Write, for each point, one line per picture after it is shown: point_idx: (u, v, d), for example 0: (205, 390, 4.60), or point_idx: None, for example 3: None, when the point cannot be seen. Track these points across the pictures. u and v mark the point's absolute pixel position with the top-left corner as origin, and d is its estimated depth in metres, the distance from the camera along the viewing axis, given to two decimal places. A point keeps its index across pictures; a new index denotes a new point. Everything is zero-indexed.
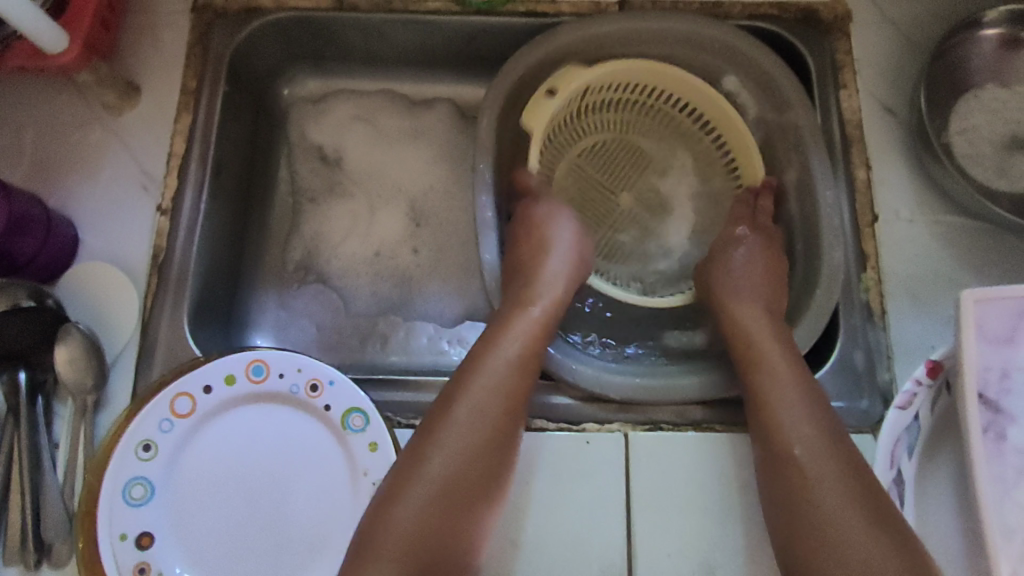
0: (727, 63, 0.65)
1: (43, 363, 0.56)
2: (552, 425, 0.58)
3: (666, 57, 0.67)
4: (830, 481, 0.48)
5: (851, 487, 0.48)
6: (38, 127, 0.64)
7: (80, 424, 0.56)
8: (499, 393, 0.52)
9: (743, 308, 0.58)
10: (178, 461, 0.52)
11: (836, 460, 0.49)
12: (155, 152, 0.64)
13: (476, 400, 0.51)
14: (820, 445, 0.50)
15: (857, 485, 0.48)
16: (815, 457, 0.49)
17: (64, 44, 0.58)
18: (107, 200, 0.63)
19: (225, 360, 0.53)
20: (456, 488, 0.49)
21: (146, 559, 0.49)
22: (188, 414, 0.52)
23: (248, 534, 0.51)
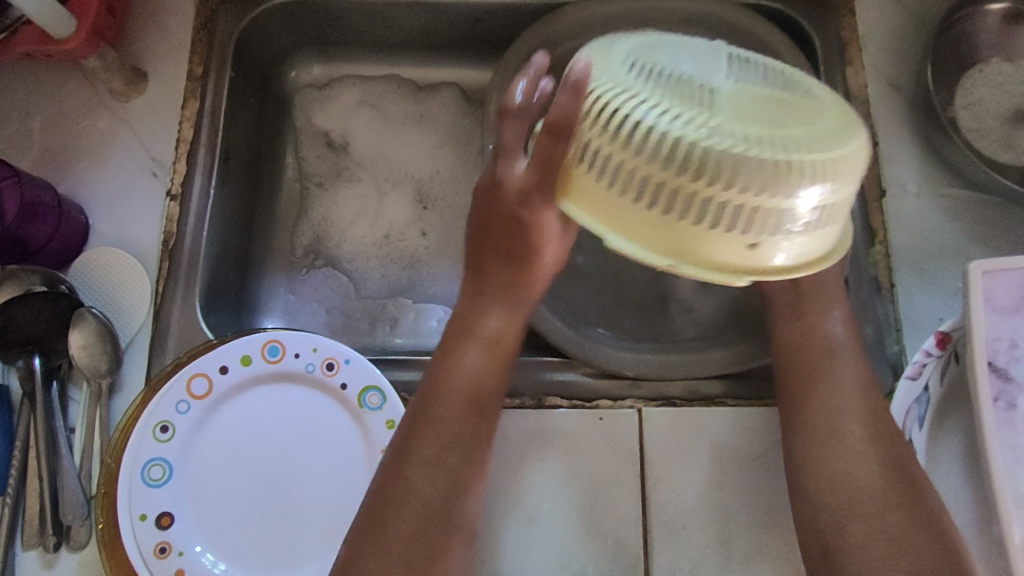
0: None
1: (58, 349, 0.56)
2: (564, 403, 0.58)
3: None
4: (854, 449, 0.48)
5: (873, 456, 0.47)
6: (45, 114, 0.64)
7: (96, 408, 0.56)
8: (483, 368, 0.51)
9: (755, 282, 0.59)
10: (196, 442, 0.52)
11: (864, 426, 0.49)
12: (164, 138, 0.64)
13: (459, 385, 0.50)
14: (847, 412, 0.50)
15: (888, 452, 0.47)
16: (841, 424, 0.50)
17: (71, 29, 0.58)
18: (116, 186, 0.63)
19: (241, 341, 0.53)
20: (451, 476, 0.48)
21: (167, 538, 0.49)
22: (205, 395, 0.52)
23: (268, 513, 0.51)
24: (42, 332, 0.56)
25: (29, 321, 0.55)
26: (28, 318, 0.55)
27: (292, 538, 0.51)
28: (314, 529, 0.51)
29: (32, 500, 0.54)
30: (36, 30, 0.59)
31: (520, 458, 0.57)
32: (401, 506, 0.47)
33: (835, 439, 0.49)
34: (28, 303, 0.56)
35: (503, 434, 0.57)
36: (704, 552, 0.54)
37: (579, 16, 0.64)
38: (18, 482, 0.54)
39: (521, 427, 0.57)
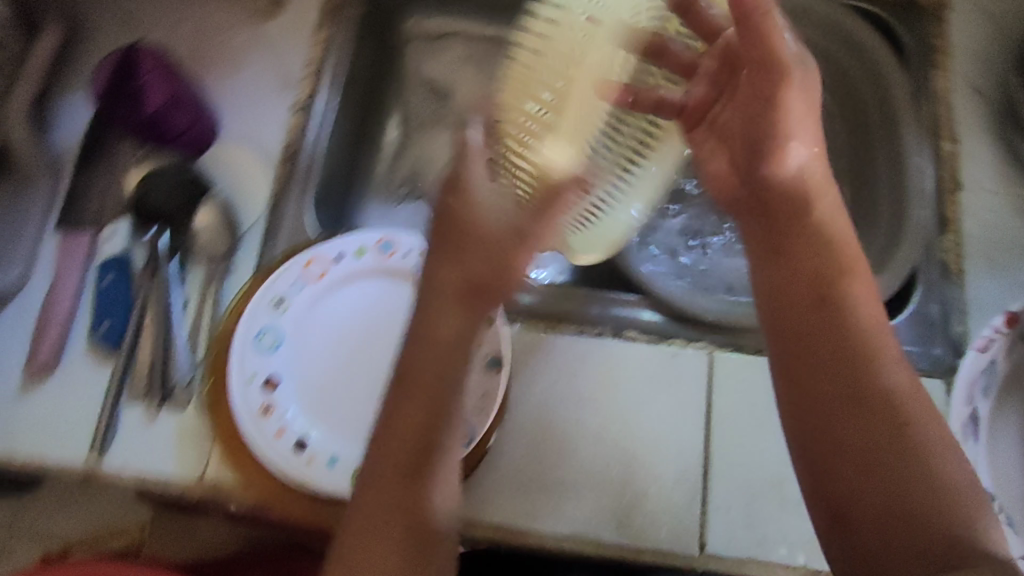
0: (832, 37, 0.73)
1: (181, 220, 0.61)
2: (633, 335, 0.62)
3: None
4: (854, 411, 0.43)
5: (856, 405, 0.43)
6: (189, 24, 0.70)
7: (211, 285, 0.61)
8: (421, 372, 0.42)
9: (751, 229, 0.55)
10: (305, 320, 0.56)
11: (845, 385, 0.44)
12: (294, 58, 0.69)
13: (414, 379, 0.42)
14: (834, 375, 0.44)
15: (875, 412, 0.42)
16: (832, 390, 0.44)
17: None
18: (246, 93, 0.68)
19: (357, 235, 0.58)
20: (411, 482, 0.41)
21: (271, 400, 0.53)
22: (318, 278, 0.57)
23: (366, 392, 0.55)
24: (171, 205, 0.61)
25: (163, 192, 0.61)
26: (161, 189, 0.61)
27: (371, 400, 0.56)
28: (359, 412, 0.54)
29: (145, 358, 0.59)
30: None
31: (591, 382, 0.60)
32: (368, 479, 0.41)
33: (840, 402, 0.43)
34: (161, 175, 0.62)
35: (557, 357, 0.61)
36: (758, 492, 0.57)
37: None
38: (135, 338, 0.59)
39: (598, 354, 0.61)
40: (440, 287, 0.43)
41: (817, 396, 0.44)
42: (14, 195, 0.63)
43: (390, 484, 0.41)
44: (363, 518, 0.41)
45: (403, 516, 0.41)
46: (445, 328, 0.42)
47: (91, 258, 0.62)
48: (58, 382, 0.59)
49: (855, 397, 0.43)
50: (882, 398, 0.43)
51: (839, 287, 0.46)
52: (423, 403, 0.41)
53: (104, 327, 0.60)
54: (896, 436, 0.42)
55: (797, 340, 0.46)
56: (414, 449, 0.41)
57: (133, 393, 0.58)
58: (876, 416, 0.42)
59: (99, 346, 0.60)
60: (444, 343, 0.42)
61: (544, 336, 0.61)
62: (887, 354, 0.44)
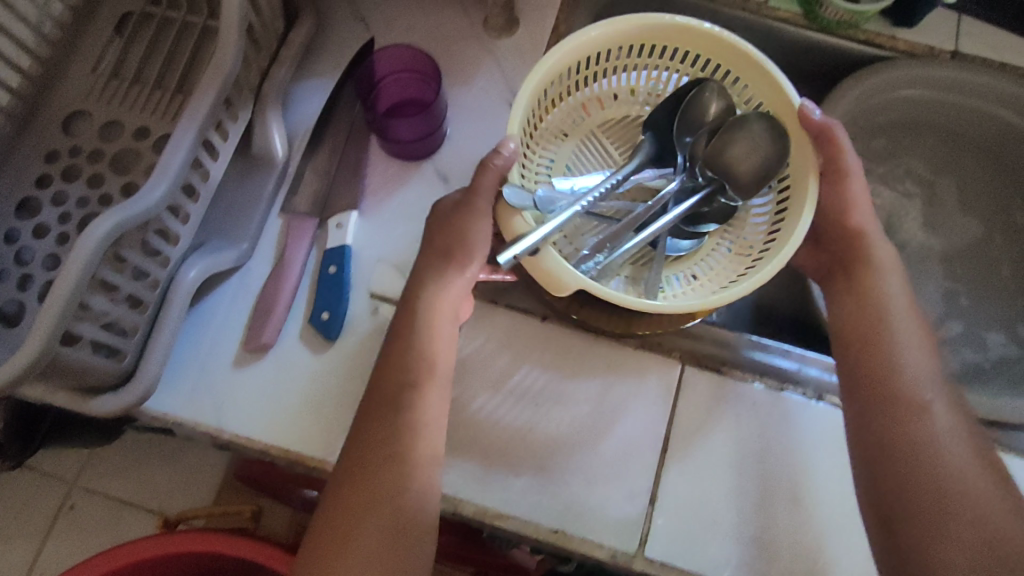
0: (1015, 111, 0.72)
1: (751, 133, 0.60)
2: (739, 373, 0.62)
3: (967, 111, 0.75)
4: (961, 544, 0.49)
5: (889, 371, 0.55)
6: (425, 31, 0.71)
7: (405, 246, 0.64)
8: (416, 360, 0.55)
9: (855, 185, 0.60)
10: (367, 215, 0.64)
11: (930, 498, 0.51)
12: (524, 77, 0.69)
13: (408, 359, 0.55)
14: (957, 514, 0.50)
15: (891, 326, 0.57)
16: (892, 325, 0.57)
17: None
18: (477, 104, 0.68)
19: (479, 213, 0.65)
20: (386, 444, 0.53)
21: (308, 280, 0.62)
22: (416, 206, 0.65)
23: (405, 235, 0.64)
24: (717, 219, 0.65)
25: (742, 144, 0.61)
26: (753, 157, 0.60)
27: (584, 455, 0.59)
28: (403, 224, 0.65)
29: (360, 351, 0.61)
30: None
31: (776, 433, 0.60)
32: (356, 456, 0.53)
33: (929, 527, 0.50)
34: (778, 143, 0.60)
35: (767, 430, 0.60)
36: None
37: (909, 70, 0.72)
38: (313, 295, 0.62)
39: (805, 413, 0.61)
40: (448, 356, 0.56)
41: (886, 373, 0.55)
42: (244, 172, 0.64)
43: (375, 440, 0.53)
44: (358, 506, 0.52)
45: (367, 464, 0.53)
46: (412, 349, 0.55)
47: (313, 244, 0.63)
48: (273, 361, 0.60)
49: (892, 365, 0.55)
50: (1001, 541, 0.49)
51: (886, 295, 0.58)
52: (401, 359, 0.55)
53: (324, 318, 0.60)
54: (921, 413, 0.53)
55: (857, 321, 0.58)
56: (394, 433, 0.53)
57: (349, 383, 0.60)
58: (903, 388, 0.54)
59: (316, 334, 0.61)
60: (421, 374, 0.55)
61: (735, 385, 0.62)
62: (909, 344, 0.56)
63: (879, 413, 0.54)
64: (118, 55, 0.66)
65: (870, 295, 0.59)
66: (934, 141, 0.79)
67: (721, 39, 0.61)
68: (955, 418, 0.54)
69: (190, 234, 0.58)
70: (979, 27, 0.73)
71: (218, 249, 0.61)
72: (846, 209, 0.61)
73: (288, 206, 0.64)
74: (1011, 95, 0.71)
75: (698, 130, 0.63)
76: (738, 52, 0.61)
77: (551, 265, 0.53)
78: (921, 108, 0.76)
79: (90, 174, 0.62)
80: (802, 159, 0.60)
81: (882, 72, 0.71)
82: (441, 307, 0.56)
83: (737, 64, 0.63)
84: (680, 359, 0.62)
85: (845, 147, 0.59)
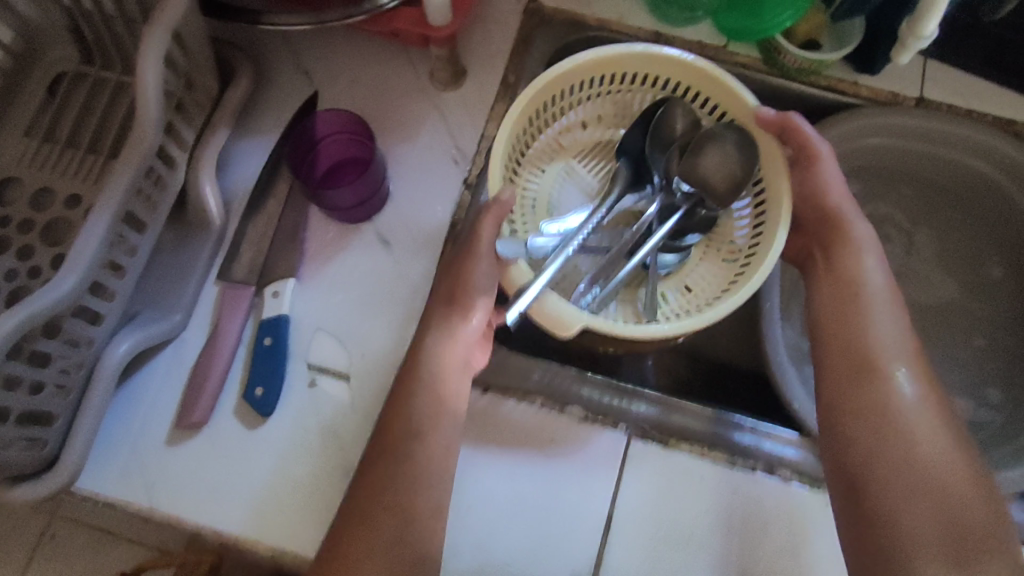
0: (988, 163, 0.69)
1: (720, 145, 0.63)
2: (688, 447, 0.60)
3: (937, 159, 0.72)
4: (919, 515, 0.51)
5: (853, 354, 0.57)
6: (369, 84, 0.69)
7: (341, 313, 0.62)
8: (428, 404, 0.54)
9: (824, 169, 0.61)
10: (304, 282, 0.63)
11: (893, 469, 0.53)
12: (470, 132, 0.67)
13: (417, 401, 0.54)
14: (918, 487, 0.52)
15: (856, 306, 0.58)
16: (865, 305, 0.58)
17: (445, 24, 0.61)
18: (421, 161, 0.66)
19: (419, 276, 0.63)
20: (395, 485, 0.52)
21: (244, 350, 0.61)
22: (355, 271, 0.63)
23: (344, 303, 0.63)
24: (700, 229, 0.68)
25: (714, 155, 0.64)
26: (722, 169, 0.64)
27: (529, 531, 0.58)
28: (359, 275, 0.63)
29: (295, 427, 0.59)
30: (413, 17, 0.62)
31: (723, 511, 0.58)
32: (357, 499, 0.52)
33: (889, 502, 0.52)
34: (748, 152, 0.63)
35: (712, 507, 0.58)
36: None
37: (875, 117, 0.68)
38: (247, 368, 0.60)
39: (777, 490, 0.58)
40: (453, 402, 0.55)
41: (847, 355, 0.57)
42: (180, 238, 0.63)
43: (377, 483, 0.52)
44: (353, 551, 0.50)
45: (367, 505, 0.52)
46: (421, 392, 0.55)
47: (250, 314, 0.62)
48: (206, 438, 0.59)
49: (855, 347, 0.57)
50: (963, 512, 0.51)
51: (855, 269, 0.60)
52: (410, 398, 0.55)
53: (258, 394, 0.59)
54: (881, 397, 0.55)
55: (825, 302, 0.60)
56: (399, 472, 0.53)
57: (283, 460, 0.58)
58: (864, 367, 0.56)
59: (249, 409, 0.59)
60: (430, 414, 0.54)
61: (685, 461, 0.59)
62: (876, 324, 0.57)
63: (843, 400, 0.56)
64: (53, 119, 0.64)
65: (843, 266, 0.60)
66: (905, 187, 0.76)
67: (677, 60, 0.62)
68: (920, 397, 0.55)
69: (116, 312, 0.56)
70: (944, 71, 0.69)
71: (150, 322, 0.59)
72: (821, 193, 0.61)
73: (224, 273, 0.63)
74: (984, 146, 0.68)
75: (670, 149, 0.66)
76: (695, 69, 0.62)
77: (550, 311, 0.54)
78: (893, 155, 0.73)
79: (19, 245, 0.60)
80: (773, 155, 0.62)
81: (852, 121, 0.68)
82: (451, 360, 0.55)
83: (694, 81, 0.64)
84: (627, 433, 0.60)
85: (810, 133, 0.60)
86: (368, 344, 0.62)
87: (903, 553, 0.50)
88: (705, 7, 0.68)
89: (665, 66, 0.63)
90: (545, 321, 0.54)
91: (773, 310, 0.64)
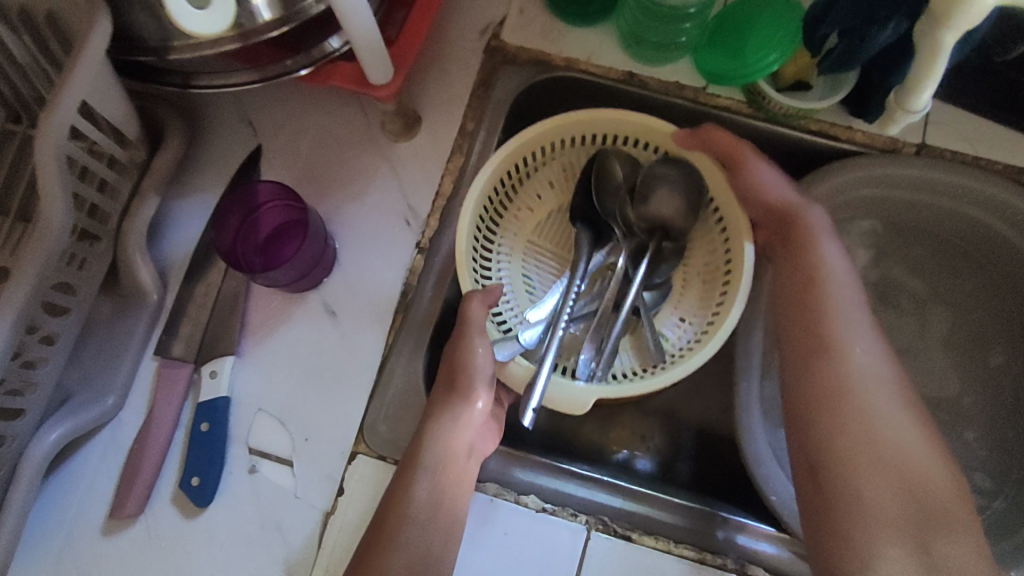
0: (1000, 219, 0.60)
1: (666, 181, 0.61)
2: (653, 541, 0.55)
3: (943, 212, 0.63)
4: (893, 511, 0.48)
5: (813, 337, 0.53)
6: (315, 135, 0.64)
7: (282, 391, 0.59)
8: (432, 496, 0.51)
9: (761, 169, 0.57)
10: (246, 358, 0.60)
11: (862, 462, 0.49)
12: (424, 188, 0.62)
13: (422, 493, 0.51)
14: (887, 471, 0.49)
15: (815, 285, 0.54)
16: (825, 276, 0.55)
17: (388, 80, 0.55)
18: (370, 222, 0.62)
19: (365, 350, 0.59)
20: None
21: (182, 434, 0.58)
22: (298, 344, 0.60)
23: (286, 381, 0.59)
24: (672, 256, 0.63)
25: (665, 193, 0.61)
26: (676, 199, 0.61)
27: None
28: (299, 347, 0.60)
29: (232, 518, 0.56)
30: (353, 69, 0.57)
31: None
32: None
33: (852, 478, 0.49)
34: (693, 179, 0.61)
35: None
36: None
37: (872, 167, 0.60)
38: (184, 454, 0.57)
39: None
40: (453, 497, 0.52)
41: (808, 340, 0.53)
42: (116, 311, 0.59)
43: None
44: None
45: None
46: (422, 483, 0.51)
47: (188, 393, 0.59)
48: (143, 528, 0.56)
49: (814, 332, 0.53)
50: (930, 501, 0.48)
51: (814, 256, 0.55)
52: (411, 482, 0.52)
53: (194, 484, 0.56)
54: (842, 385, 0.51)
55: (786, 283, 0.56)
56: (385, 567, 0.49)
57: (223, 553, 0.55)
58: (823, 353, 0.52)
59: (186, 499, 0.56)
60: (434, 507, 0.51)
61: (648, 555, 0.54)
62: (836, 303, 0.54)
63: (806, 390, 0.52)
64: None
65: (804, 251, 0.56)
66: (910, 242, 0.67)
67: (609, 116, 0.60)
68: (880, 381, 0.51)
69: (41, 401, 0.53)
70: (951, 112, 0.61)
71: (81, 407, 0.56)
72: (759, 190, 0.58)
73: (162, 349, 0.59)
74: (997, 202, 0.59)
75: (622, 196, 0.62)
76: (625, 119, 0.60)
77: (564, 394, 0.54)
78: (898, 209, 0.64)
79: None
80: (714, 176, 0.60)
81: (850, 170, 0.60)
82: (456, 447, 0.52)
83: (628, 131, 0.61)
84: (586, 525, 0.55)
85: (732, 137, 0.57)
86: (313, 426, 0.58)
87: (864, 531, 0.47)
88: (688, 41, 0.62)
89: (594, 124, 0.60)
90: (559, 401, 0.54)
91: (752, 392, 0.57)
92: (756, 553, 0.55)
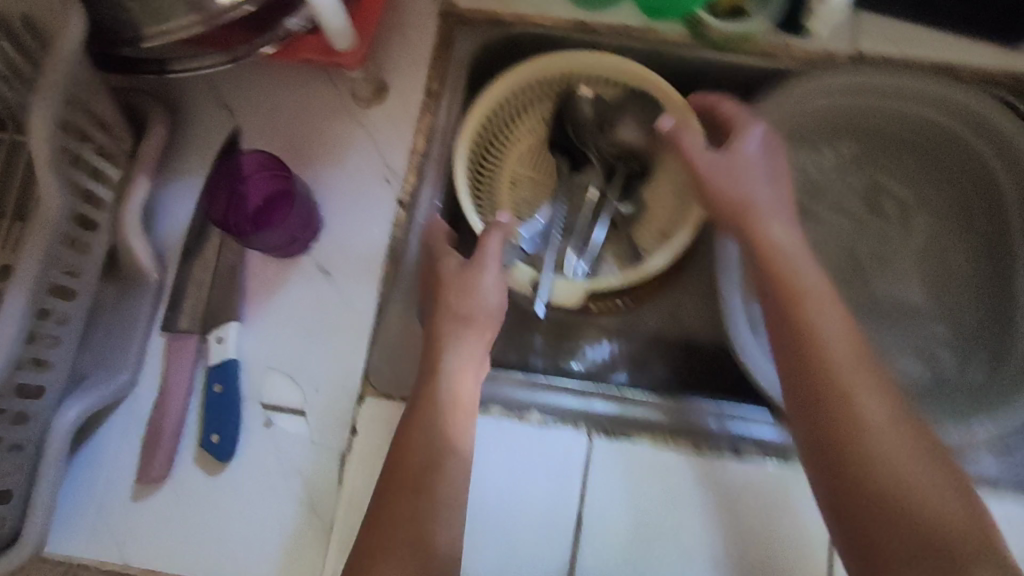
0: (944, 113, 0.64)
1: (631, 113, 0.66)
2: (651, 438, 0.59)
3: (893, 116, 0.67)
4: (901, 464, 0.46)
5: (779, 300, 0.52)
6: (290, 111, 0.67)
7: (287, 349, 0.62)
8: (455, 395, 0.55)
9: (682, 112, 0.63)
10: (250, 322, 0.63)
11: (861, 421, 0.47)
12: (399, 148, 0.66)
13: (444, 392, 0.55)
14: (876, 415, 0.47)
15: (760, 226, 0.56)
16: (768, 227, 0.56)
17: (349, 46, 0.60)
18: (353, 184, 0.66)
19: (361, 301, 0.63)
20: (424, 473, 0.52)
21: (196, 401, 0.61)
22: (298, 304, 0.63)
23: (291, 338, 0.62)
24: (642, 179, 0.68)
25: (630, 121, 0.66)
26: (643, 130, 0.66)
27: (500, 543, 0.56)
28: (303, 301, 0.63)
29: (255, 470, 0.59)
30: (319, 40, 0.61)
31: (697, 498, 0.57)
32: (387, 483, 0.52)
33: (853, 433, 0.47)
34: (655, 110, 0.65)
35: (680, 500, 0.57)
36: None
37: (831, 79, 0.64)
38: (202, 417, 0.60)
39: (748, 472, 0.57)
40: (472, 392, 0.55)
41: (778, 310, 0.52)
42: (121, 294, 0.62)
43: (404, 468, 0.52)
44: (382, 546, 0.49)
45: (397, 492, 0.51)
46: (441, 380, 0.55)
47: (198, 362, 0.62)
48: (171, 491, 0.59)
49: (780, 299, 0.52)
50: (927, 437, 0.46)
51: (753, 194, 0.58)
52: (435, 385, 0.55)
53: (215, 441, 0.59)
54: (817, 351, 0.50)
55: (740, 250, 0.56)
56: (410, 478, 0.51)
57: (250, 502, 0.58)
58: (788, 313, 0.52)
59: (209, 457, 0.59)
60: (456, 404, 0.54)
61: (649, 452, 0.58)
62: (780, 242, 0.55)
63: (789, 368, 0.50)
64: None
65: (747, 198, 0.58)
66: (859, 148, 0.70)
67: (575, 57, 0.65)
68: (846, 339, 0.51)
69: (59, 380, 0.57)
70: (876, 22, 0.66)
71: (98, 383, 0.59)
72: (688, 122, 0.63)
73: (169, 324, 0.62)
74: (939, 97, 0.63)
75: (594, 129, 0.66)
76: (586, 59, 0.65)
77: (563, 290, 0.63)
78: (848, 114, 0.68)
79: None
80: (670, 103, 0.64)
81: (807, 82, 0.64)
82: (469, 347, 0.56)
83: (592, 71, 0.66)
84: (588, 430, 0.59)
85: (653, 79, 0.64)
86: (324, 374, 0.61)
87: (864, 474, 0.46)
88: None
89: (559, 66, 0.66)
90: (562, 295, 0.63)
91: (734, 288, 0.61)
92: (748, 435, 0.58)
